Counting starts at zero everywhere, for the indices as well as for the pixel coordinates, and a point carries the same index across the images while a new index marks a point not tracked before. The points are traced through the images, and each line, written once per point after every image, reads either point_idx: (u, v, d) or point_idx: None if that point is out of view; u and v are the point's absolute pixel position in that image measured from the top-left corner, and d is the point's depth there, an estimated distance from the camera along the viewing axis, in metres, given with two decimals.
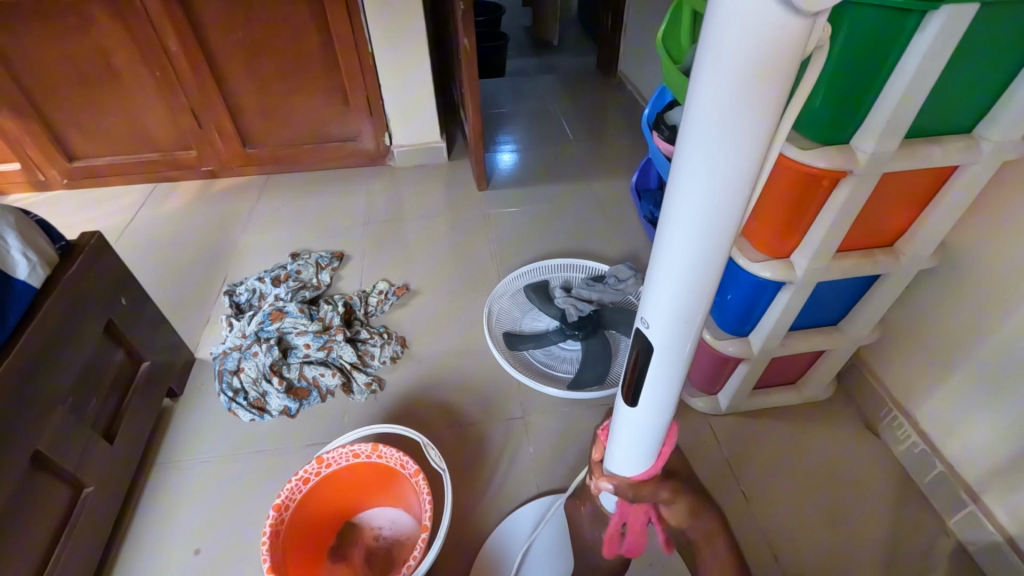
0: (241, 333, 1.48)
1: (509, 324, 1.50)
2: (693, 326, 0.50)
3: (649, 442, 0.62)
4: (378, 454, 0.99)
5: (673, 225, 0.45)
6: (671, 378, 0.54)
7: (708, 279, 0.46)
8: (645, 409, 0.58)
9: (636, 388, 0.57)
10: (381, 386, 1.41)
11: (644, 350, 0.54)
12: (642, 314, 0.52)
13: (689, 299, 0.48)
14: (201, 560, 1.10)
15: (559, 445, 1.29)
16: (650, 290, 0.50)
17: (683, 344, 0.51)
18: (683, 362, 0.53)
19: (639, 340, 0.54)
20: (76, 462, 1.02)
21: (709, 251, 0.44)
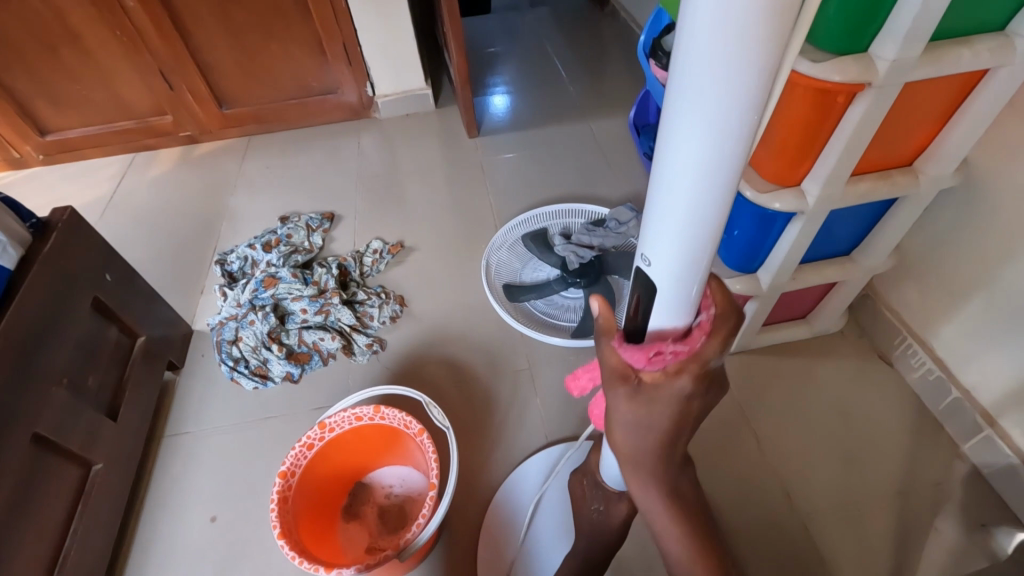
0: (236, 302, 1.44)
1: (510, 275, 1.46)
2: (699, 266, 0.44)
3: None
4: (381, 415, 0.98)
5: (671, 147, 0.37)
6: (676, 325, 0.49)
7: (714, 213, 0.39)
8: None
9: (639, 335, 0.51)
10: (383, 346, 1.39)
11: (646, 292, 0.48)
12: (642, 252, 0.46)
13: (693, 236, 0.41)
14: (219, 526, 1.12)
15: (567, 394, 1.28)
16: (651, 228, 0.44)
17: (690, 287, 0.45)
18: (689, 307, 0.47)
19: (641, 281, 0.48)
20: (81, 441, 1.01)
21: (714, 180, 0.37)
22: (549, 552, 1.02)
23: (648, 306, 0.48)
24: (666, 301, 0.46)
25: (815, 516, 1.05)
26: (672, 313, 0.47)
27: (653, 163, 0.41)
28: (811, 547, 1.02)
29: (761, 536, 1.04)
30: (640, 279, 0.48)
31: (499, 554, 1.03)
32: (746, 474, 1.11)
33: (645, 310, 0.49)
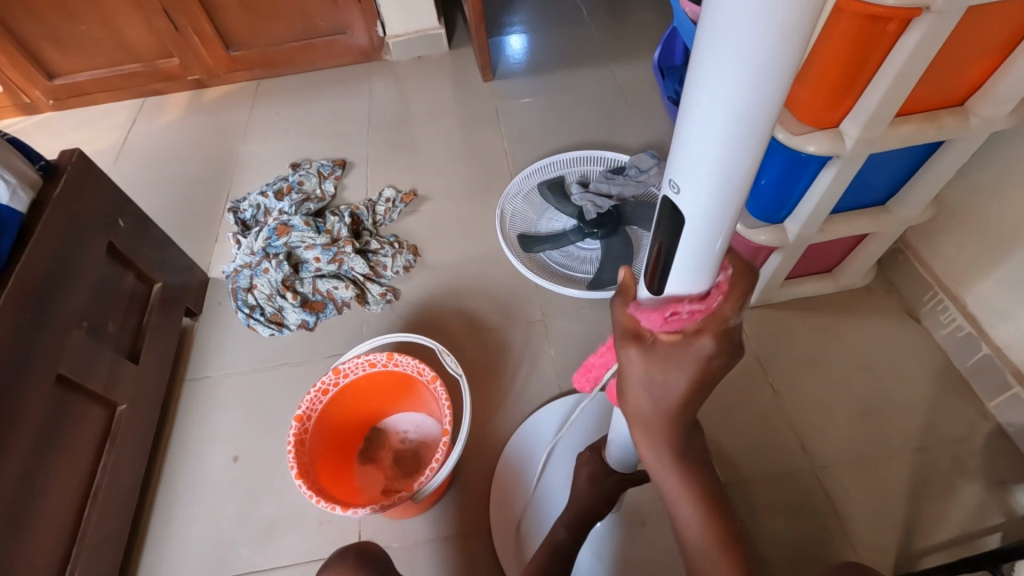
0: (249, 251, 1.43)
1: (525, 225, 1.42)
2: (732, 199, 0.39)
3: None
4: (394, 362, 0.98)
5: (710, 53, 0.32)
6: (703, 268, 0.44)
7: (754, 132, 0.34)
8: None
9: (661, 279, 0.47)
10: (397, 295, 1.39)
11: (670, 232, 0.44)
12: (670, 184, 0.42)
13: (728, 162, 0.36)
14: (241, 465, 1.16)
15: (581, 346, 1.27)
16: (682, 152, 0.39)
17: (720, 224, 0.41)
18: (719, 248, 0.43)
19: (666, 220, 0.44)
20: (104, 382, 1.03)
21: (757, 95, 0.32)
22: (560, 498, 1.04)
23: (673, 245, 0.44)
24: (693, 240, 0.42)
25: (829, 469, 1.05)
26: (699, 254, 0.43)
27: (691, 71, 0.35)
28: (825, 499, 1.02)
29: (775, 487, 1.04)
30: (666, 214, 0.44)
31: (512, 498, 1.05)
32: (761, 427, 1.10)
33: (669, 251, 0.44)
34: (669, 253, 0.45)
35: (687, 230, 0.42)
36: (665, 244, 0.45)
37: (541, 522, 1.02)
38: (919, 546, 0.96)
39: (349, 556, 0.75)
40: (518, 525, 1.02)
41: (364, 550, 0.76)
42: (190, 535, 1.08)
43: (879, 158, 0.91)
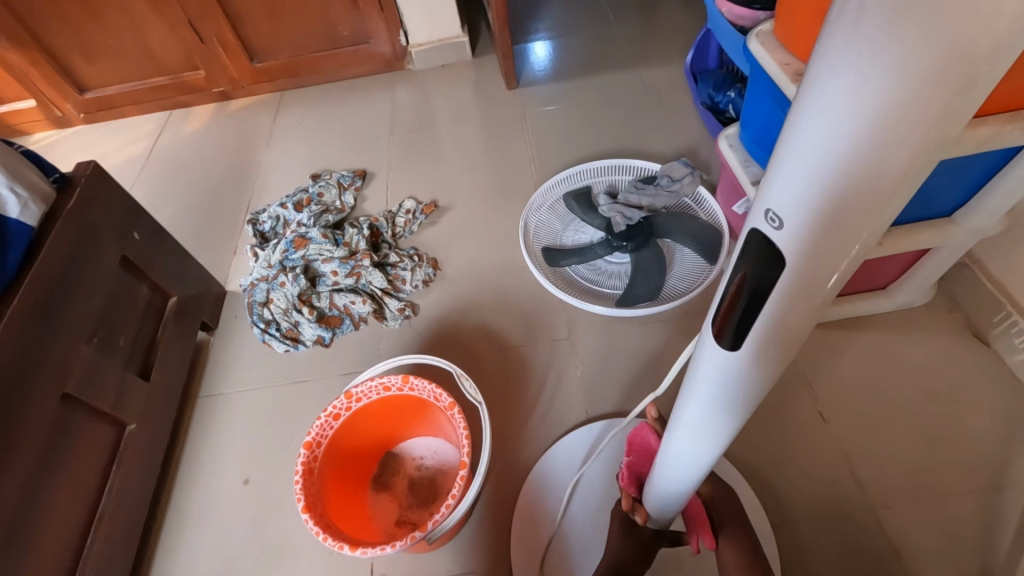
0: (267, 263, 1.39)
1: (550, 238, 1.35)
2: (856, 233, 0.31)
3: (743, 401, 0.46)
4: (410, 386, 0.92)
5: (841, 48, 0.27)
6: (792, 316, 0.37)
7: (889, 154, 0.27)
8: (745, 354, 0.41)
9: (734, 323, 0.40)
10: (415, 311, 1.33)
11: (757, 271, 0.37)
12: (765, 216, 0.35)
13: (859, 186, 0.29)
14: (251, 489, 1.11)
15: (610, 367, 1.19)
16: (786, 177, 0.32)
17: (834, 262, 0.33)
18: (825, 290, 0.35)
19: (754, 251, 0.37)
20: (113, 400, 1.00)
21: (902, 99, 0.25)
22: (586, 534, 0.96)
23: (761, 281, 0.36)
24: (793, 277, 0.34)
25: (890, 510, 0.94)
26: (798, 295, 0.35)
27: (808, 82, 0.30)
28: (886, 545, 0.91)
29: (828, 531, 0.93)
30: (755, 241, 0.36)
31: (535, 534, 0.97)
32: (811, 461, 1.00)
33: (756, 287, 0.37)
34: (757, 290, 0.37)
35: (789, 266, 0.34)
36: (749, 278, 0.37)
37: (566, 562, 0.94)
38: None
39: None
40: (542, 564, 0.94)
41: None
42: (196, 562, 1.03)
43: (950, 165, 0.82)
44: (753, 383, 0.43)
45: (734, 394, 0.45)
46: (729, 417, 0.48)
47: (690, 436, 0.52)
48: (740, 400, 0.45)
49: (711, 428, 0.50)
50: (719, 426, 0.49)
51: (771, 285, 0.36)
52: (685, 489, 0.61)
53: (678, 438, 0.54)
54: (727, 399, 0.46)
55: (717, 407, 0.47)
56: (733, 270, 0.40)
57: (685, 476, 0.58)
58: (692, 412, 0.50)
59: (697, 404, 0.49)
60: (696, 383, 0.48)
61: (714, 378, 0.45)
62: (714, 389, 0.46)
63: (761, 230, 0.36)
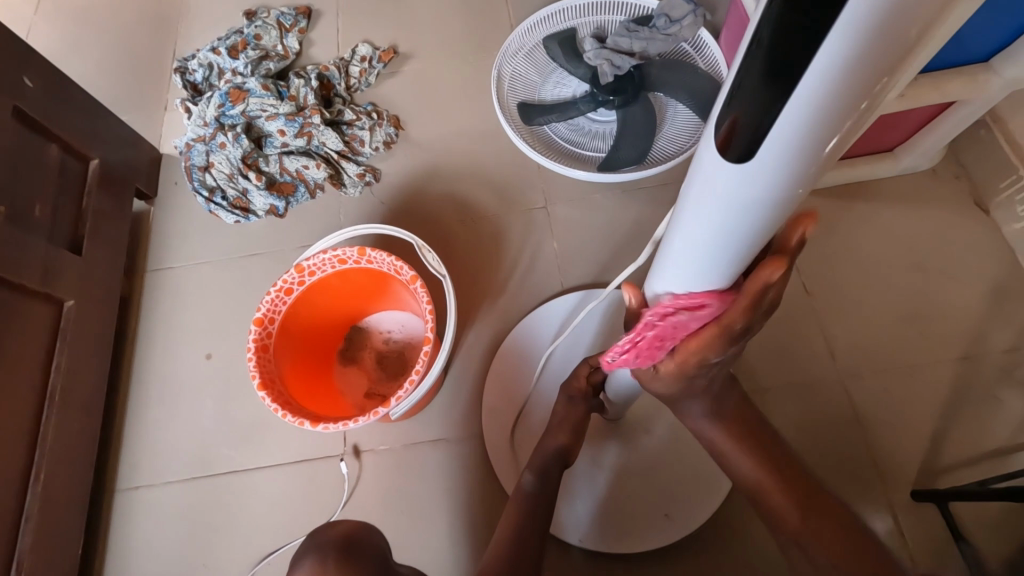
0: (201, 121, 1.20)
1: (527, 92, 1.18)
2: (912, 28, 0.21)
3: (730, 256, 0.40)
4: (367, 259, 0.83)
5: None
6: (795, 164, 0.29)
7: None
8: (750, 196, 0.32)
9: (733, 149, 0.31)
10: (376, 177, 1.20)
11: (750, 111, 0.28)
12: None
13: None
14: (215, 364, 1.07)
15: (588, 237, 1.11)
16: None
17: (851, 101, 0.25)
18: (823, 151, 0.28)
19: (751, 84, 0.28)
20: (41, 275, 0.90)
21: None
22: None
23: (753, 128, 0.29)
24: (796, 126, 0.26)
25: (857, 377, 0.94)
26: (791, 157, 0.28)
27: None
28: (847, 408, 0.93)
29: (795, 399, 0.94)
30: (753, 69, 0.28)
31: (507, 403, 0.97)
32: (787, 330, 0.98)
33: (746, 136, 0.29)
34: (744, 146, 0.30)
35: (830, 51, 0.23)
36: (740, 126, 0.30)
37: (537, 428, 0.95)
38: (946, 460, 0.89)
39: (332, 563, 0.60)
40: (512, 430, 0.95)
41: (350, 545, 0.63)
42: (167, 434, 1.02)
43: None
44: (756, 227, 0.36)
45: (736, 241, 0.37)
46: (723, 266, 0.41)
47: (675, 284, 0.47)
48: (723, 256, 0.40)
49: (702, 281, 0.44)
50: (714, 276, 0.43)
51: (762, 141, 0.28)
52: None
53: (661, 285, 0.48)
54: (723, 247, 0.39)
55: (702, 259, 0.41)
56: (724, 113, 0.32)
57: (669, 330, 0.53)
58: (678, 261, 0.44)
59: (686, 252, 0.42)
60: (685, 227, 0.40)
61: (709, 224, 0.37)
62: (707, 236, 0.38)
63: (761, 58, 0.27)
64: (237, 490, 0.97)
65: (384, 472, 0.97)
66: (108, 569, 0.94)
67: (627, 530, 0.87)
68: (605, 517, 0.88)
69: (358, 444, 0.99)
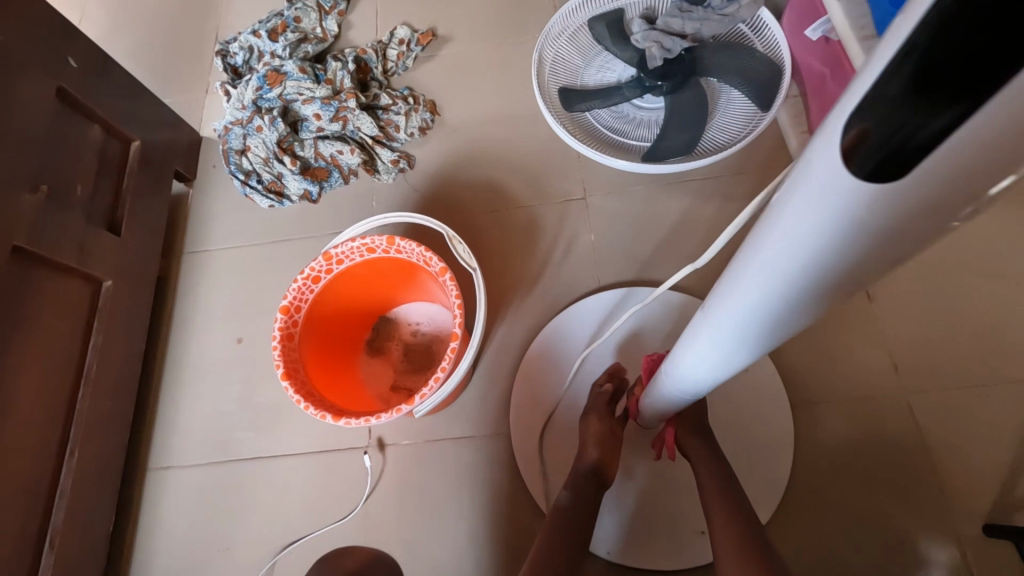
0: (239, 104, 1.19)
1: (569, 77, 1.12)
2: None
3: (811, 299, 0.31)
4: (396, 249, 0.80)
5: None
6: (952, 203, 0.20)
7: None
8: (861, 233, 0.23)
9: (853, 177, 0.21)
10: (410, 164, 1.17)
11: (888, 131, 0.19)
12: None
13: None
14: (244, 348, 1.07)
15: (628, 232, 1.05)
16: None
17: None
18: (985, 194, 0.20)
19: (886, 99, 0.19)
20: (77, 254, 0.91)
21: None
22: None
23: (886, 161, 0.20)
24: (974, 157, 0.18)
25: (923, 396, 0.85)
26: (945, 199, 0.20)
27: None
28: (910, 428, 0.84)
29: (851, 414, 0.86)
30: (888, 86, 0.19)
31: (537, 404, 0.93)
32: (844, 339, 0.90)
33: (874, 165, 0.20)
34: (870, 176, 0.21)
35: None
36: (861, 156, 0.21)
37: (566, 432, 0.90)
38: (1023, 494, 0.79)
39: None
40: (541, 432, 0.91)
41: None
42: (196, 416, 1.03)
43: None
44: (866, 268, 0.26)
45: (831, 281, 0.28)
46: (800, 308, 0.32)
47: (732, 316, 0.38)
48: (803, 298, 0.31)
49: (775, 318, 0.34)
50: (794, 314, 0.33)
51: (906, 172, 0.20)
52: (721, 373, 0.49)
53: (723, 311, 0.39)
54: (806, 288, 0.29)
55: (775, 298, 0.32)
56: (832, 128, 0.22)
57: (728, 360, 0.44)
58: (742, 292, 0.35)
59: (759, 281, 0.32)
60: (761, 252, 0.31)
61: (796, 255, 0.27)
62: (792, 269, 0.28)
63: (909, 67, 0.18)
64: (261, 476, 0.97)
65: (407, 466, 0.95)
66: (136, 545, 0.96)
67: (658, 544, 0.82)
68: (633, 530, 0.83)
69: (382, 437, 0.97)
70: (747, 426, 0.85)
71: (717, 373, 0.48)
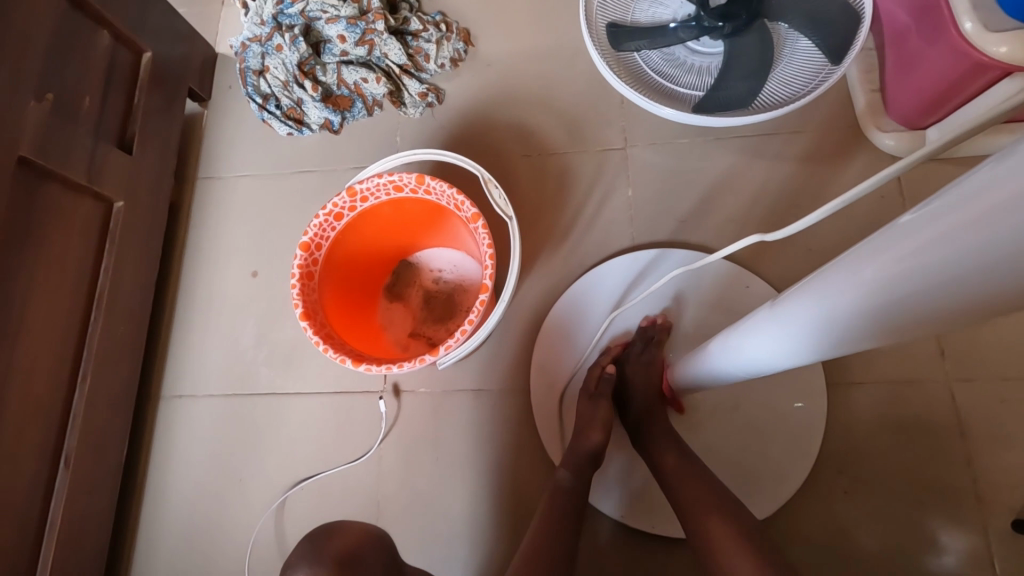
0: (257, 18, 1.09)
1: (619, 11, 1.02)
2: None
3: (922, 318, 0.29)
4: (425, 189, 0.75)
5: None
6: None
7: None
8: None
9: None
10: (440, 98, 1.09)
11: None
12: None
13: None
14: (260, 282, 1.04)
15: (668, 188, 0.98)
16: None
17: None
18: None
19: None
20: (87, 172, 0.86)
21: None
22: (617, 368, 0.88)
23: None
24: None
25: (968, 383, 0.81)
26: None
27: None
28: (950, 416, 0.81)
29: (890, 399, 0.82)
30: None
31: (558, 363, 0.90)
32: None
33: None
34: None
35: None
36: None
37: None
38: None
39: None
40: (561, 392, 0.88)
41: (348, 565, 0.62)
42: (210, 348, 1.01)
43: None
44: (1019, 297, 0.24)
45: (932, 311, 0.28)
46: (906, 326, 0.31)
47: (811, 320, 0.37)
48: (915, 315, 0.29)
49: (846, 333, 0.35)
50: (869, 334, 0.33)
51: None
52: (767, 369, 0.48)
53: (791, 314, 0.39)
54: (930, 304, 0.28)
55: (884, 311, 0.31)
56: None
57: (774, 360, 0.45)
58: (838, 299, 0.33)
59: (846, 295, 0.32)
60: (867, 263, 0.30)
61: (916, 275, 0.27)
62: (902, 287, 0.28)
63: None
64: (275, 412, 0.96)
65: (423, 414, 0.93)
66: (151, 470, 0.96)
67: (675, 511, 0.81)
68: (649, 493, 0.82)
69: (398, 383, 0.95)
70: (777, 402, 0.82)
71: (764, 369, 0.48)
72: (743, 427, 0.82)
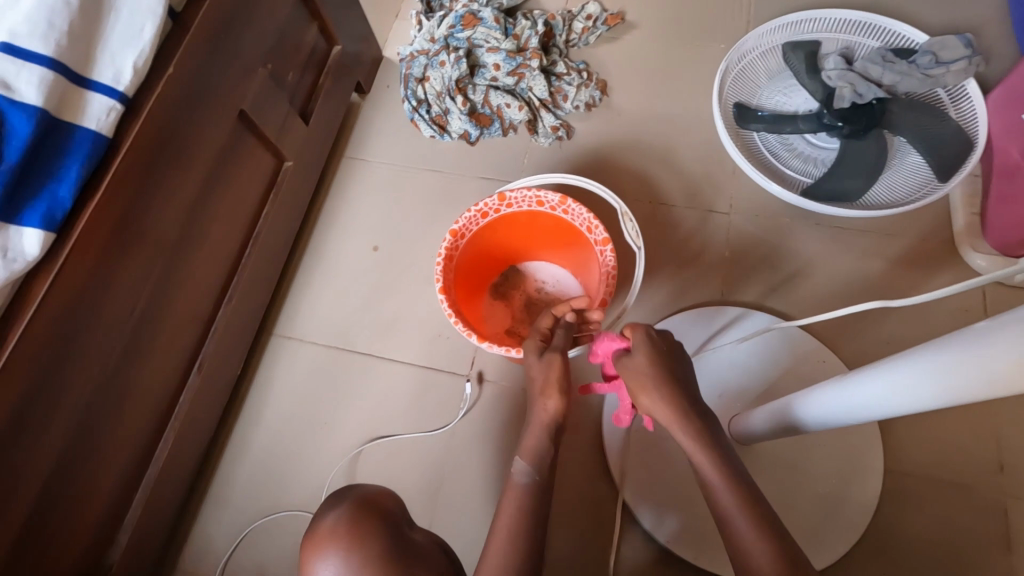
0: (429, 36, 1.26)
1: (748, 94, 1.13)
2: None
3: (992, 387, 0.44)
4: (564, 209, 0.86)
5: None
6: None
7: None
8: None
9: None
10: (569, 134, 1.22)
11: None
12: None
13: None
14: (378, 257, 1.17)
15: (762, 258, 1.07)
16: None
17: None
18: None
19: None
20: (276, 133, 1.01)
21: None
22: None
23: None
24: None
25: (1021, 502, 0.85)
26: None
27: None
28: (999, 529, 0.84)
29: (941, 498, 0.87)
30: None
31: None
32: (956, 424, 0.90)
33: None
34: None
35: None
36: None
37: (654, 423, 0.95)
38: None
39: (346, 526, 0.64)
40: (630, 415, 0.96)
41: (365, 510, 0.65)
42: (324, 303, 1.14)
43: None
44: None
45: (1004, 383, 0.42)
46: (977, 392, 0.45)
47: (899, 381, 0.51)
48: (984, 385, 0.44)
49: (930, 394, 0.49)
50: (980, 386, 0.45)
51: None
52: (847, 419, 0.62)
53: (881, 376, 0.54)
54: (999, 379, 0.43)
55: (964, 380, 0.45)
56: None
57: (860, 412, 0.59)
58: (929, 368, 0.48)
59: (939, 365, 0.47)
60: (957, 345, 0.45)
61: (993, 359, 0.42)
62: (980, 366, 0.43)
63: None
64: (367, 372, 1.07)
65: (497, 405, 1.02)
66: (250, 395, 1.08)
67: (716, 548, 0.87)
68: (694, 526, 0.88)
69: (482, 372, 1.05)
70: (832, 473, 0.87)
71: (845, 418, 0.62)
72: (796, 488, 0.87)
